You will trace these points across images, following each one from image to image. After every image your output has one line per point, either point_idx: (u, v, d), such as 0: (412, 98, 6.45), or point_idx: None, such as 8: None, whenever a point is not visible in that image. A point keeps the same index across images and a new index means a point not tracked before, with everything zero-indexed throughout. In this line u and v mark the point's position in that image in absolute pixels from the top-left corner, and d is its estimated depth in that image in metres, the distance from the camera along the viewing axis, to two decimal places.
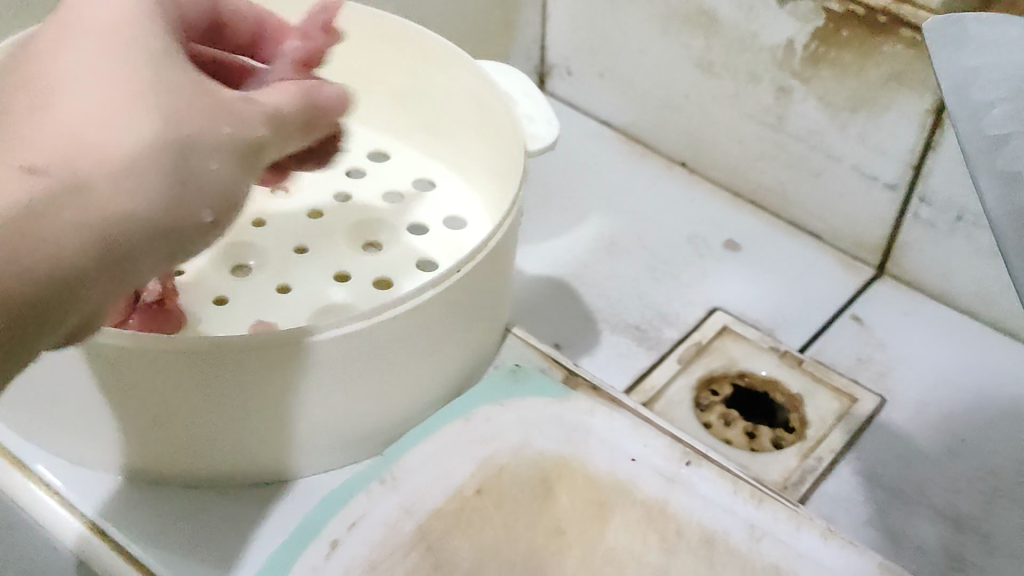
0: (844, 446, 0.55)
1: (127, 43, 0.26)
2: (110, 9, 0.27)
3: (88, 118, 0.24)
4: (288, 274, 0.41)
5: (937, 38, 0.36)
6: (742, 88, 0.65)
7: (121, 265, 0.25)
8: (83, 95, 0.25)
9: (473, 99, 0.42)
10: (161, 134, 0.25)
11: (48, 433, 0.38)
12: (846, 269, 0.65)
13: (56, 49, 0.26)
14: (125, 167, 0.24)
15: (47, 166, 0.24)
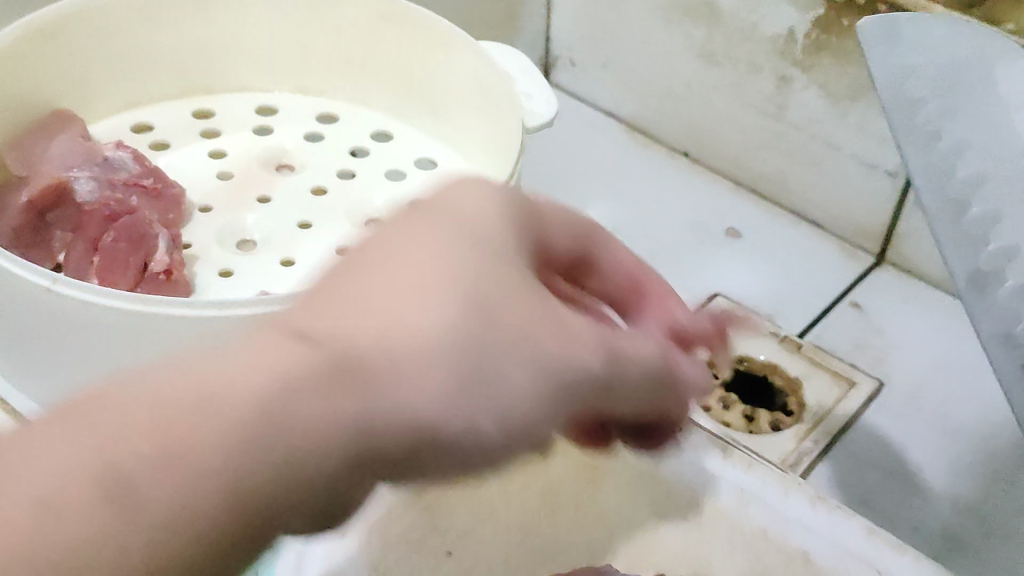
0: (841, 429, 0.56)
1: (460, 252, 0.25)
2: (468, 217, 0.27)
3: (382, 302, 0.24)
4: (291, 248, 0.42)
5: (873, 36, 0.40)
6: (744, 78, 0.66)
7: (366, 468, 0.24)
8: (409, 286, 0.24)
9: (474, 79, 0.43)
10: (455, 332, 0.24)
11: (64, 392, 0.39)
12: (845, 256, 0.66)
13: (397, 246, 0.26)
14: (427, 369, 0.23)
15: (337, 346, 0.23)
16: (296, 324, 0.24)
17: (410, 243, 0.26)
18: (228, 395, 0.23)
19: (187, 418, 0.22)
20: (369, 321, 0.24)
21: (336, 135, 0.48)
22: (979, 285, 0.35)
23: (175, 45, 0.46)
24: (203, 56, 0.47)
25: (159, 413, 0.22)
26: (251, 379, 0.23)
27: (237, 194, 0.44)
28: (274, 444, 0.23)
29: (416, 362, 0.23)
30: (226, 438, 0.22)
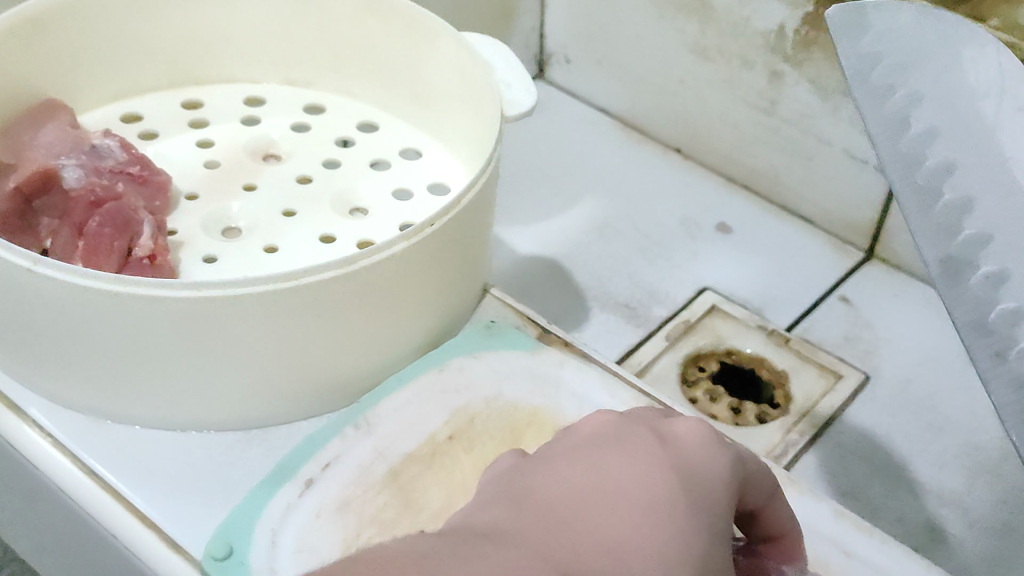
0: (827, 421, 0.56)
1: (697, 496, 0.29)
2: (705, 469, 0.30)
3: (620, 521, 0.27)
4: (275, 235, 0.42)
5: (840, 27, 0.37)
6: (735, 73, 0.66)
7: None
8: (652, 537, 0.27)
9: (457, 69, 0.44)
10: None
11: (41, 374, 0.38)
12: (836, 252, 0.66)
13: (628, 467, 0.29)
14: None
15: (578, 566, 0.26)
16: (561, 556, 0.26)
17: (619, 473, 0.29)
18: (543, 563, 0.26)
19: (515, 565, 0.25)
20: (590, 552, 0.26)
21: (323, 126, 0.48)
22: (953, 271, 0.35)
23: (164, 36, 0.47)
24: (192, 47, 0.48)
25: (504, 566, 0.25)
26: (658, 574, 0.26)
27: (224, 183, 0.45)
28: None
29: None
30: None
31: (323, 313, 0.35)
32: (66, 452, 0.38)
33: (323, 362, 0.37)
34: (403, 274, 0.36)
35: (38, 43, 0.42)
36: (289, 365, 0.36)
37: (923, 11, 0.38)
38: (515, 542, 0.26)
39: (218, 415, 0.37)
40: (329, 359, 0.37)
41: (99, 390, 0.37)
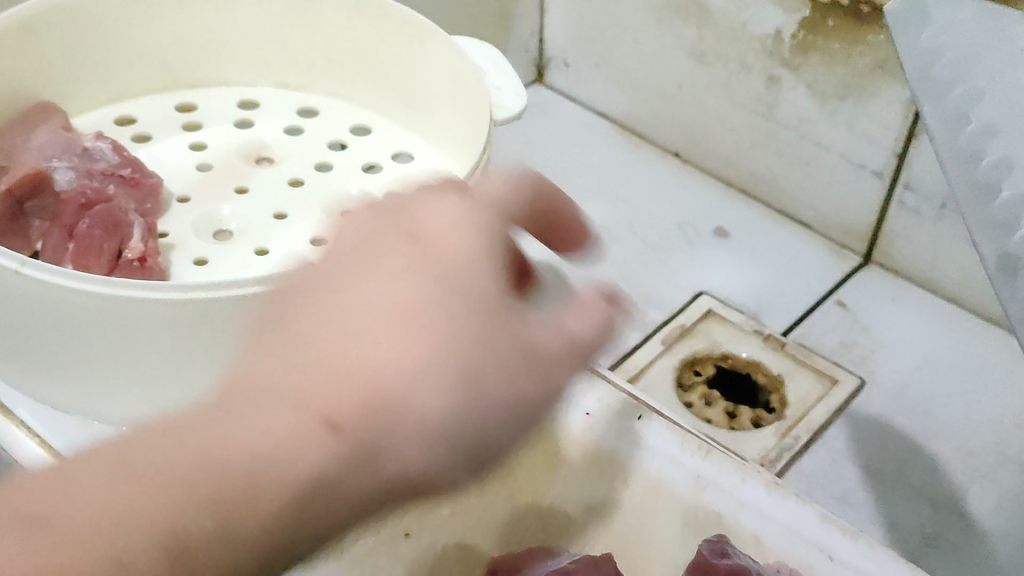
0: (822, 425, 0.56)
1: (419, 289, 0.31)
2: (440, 249, 0.31)
3: (380, 371, 0.30)
4: (266, 238, 0.42)
5: (903, 19, 0.39)
6: (733, 78, 0.66)
7: (371, 486, 0.31)
8: (388, 344, 0.30)
9: (448, 72, 0.44)
10: (455, 406, 0.30)
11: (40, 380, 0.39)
12: (833, 256, 0.66)
13: (371, 273, 0.31)
14: (433, 384, 0.30)
15: (354, 437, 0.30)
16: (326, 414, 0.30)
17: (376, 280, 0.31)
18: (304, 455, 0.30)
19: (258, 458, 0.29)
20: (355, 392, 0.30)
21: (316, 128, 0.48)
22: (1008, 265, 0.32)
23: (157, 40, 0.47)
24: (186, 50, 0.48)
25: (251, 473, 0.29)
26: (429, 396, 0.30)
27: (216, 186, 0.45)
28: (362, 455, 0.30)
29: (414, 421, 0.30)
30: (299, 460, 0.30)
31: None
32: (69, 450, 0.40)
33: None
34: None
35: (30, 46, 0.43)
36: None
37: (984, 20, 0.39)
38: (254, 389, 0.30)
39: (221, 403, 0.39)
40: None
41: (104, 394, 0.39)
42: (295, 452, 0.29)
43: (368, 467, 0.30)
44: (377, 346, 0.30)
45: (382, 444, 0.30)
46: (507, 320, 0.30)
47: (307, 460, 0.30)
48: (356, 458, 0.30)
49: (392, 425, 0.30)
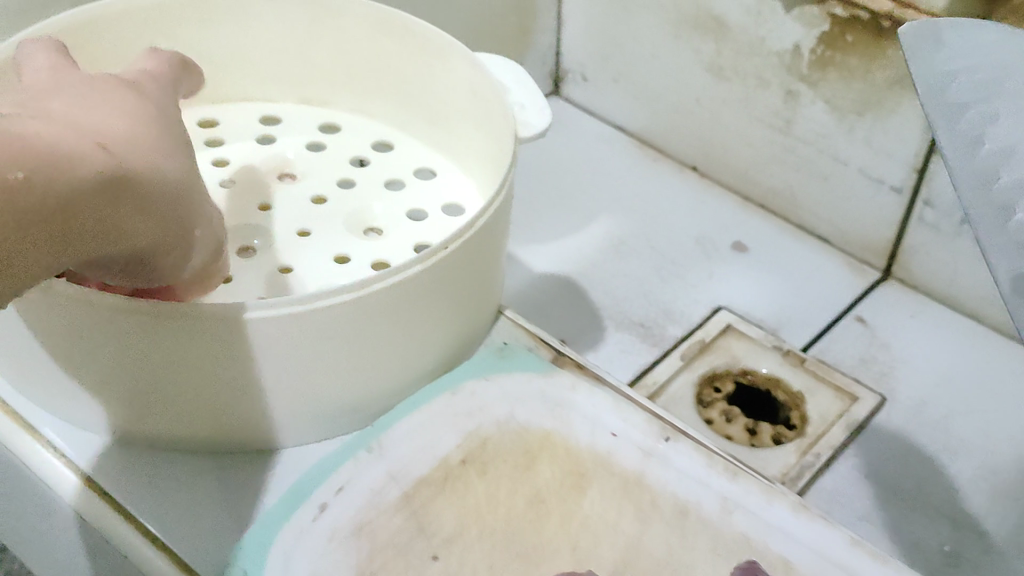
0: (844, 442, 0.55)
1: (123, 96, 0.31)
2: (120, 90, 0.31)
3: (120, 124, 0.28)
4: (291, 256, 0.42)
5: (915, 38, 0.35)
6: (752, 93, 0.66)
7: (105, 225, 0.27)
8: (114, 121, 0.29)
9: (470, 89, 0.44)
10: (191, 173, 0.31)
11: (56, 396, 0.38)
12: (853, 271, 0.65)
13: (66, 95, 0.29)
14: (161, 155, 0.29)
15: (140, 151, 0.28)
16: (116, 132, 0.28)
17: (81, 100, 0.28)
18: (81, 148, 0.26)
19: (30, 186, 0.24)
20: (88, 128, 0.27)
21: (338, 144, 0.48)
22: None
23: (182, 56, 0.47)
24: (209, 66, 0.48)
25: (32, 164, 0.24)
26: (186, 186, 0.30)
27: (239, 200, 0.45)
28: (94, 221, 0.26)
29: (177, 198, 0.29)
30: (101, 176, 0.26)
31: (333, 335, 0.34)
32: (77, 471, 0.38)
33: (341, 380, 0.36)
34: (364, 313, 0.34)
35: None
36: (303, 387, 0.36)
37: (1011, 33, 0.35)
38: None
39: (225, 430, 0.37)
40: (347, 378, 0.36)
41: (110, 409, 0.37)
42: (87, 146, 0.26)
43: (97, 233, 0.26)
44: (85, 112, 0.28)
45: (132, 207, 0.27)
46: (165, 126, 0.31)
47: (75, 146, 0.26)
48: (114, 188, 0.26)
49: (145, 188, 0.28)
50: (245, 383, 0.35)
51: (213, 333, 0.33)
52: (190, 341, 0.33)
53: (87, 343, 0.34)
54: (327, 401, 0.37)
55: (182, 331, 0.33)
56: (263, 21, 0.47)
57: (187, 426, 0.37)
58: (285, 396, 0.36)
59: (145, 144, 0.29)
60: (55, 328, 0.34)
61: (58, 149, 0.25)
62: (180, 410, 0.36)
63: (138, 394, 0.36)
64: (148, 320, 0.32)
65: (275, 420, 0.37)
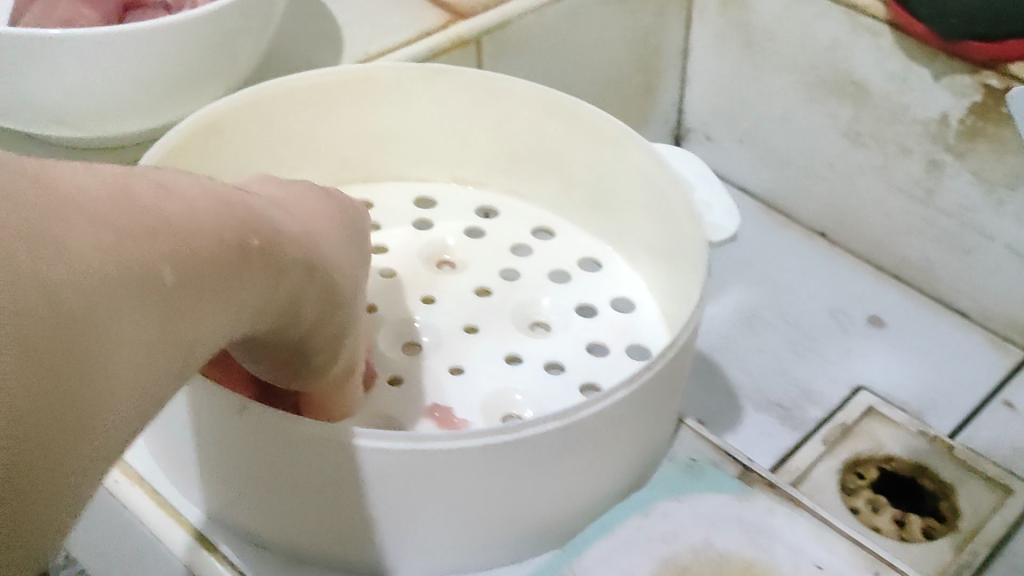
0: (1002, 540, 0.51)
1: (331, 202, 0.32)
2: (325, 199, 0.32)
3: (312, 221, 0.30)
4: (461, 355, 0.41)
5: None
6: (890, 161, 0.63)
7: (284, 310, 0.27)
8: (318, 222, 0.30)
9: (645, 182, 0.42)
10: (358, 291, 0.32)
11: (233, 513, 0.36)
12: (996, 350, 0.62)
13: (283, 193, 0.30)
14: (347, 263, 0.31)
15: (323, 244, 0.29)
16: (310, 229, 0.29)
17: (287, 196, 0.30)
18: (288, 235, 0.27)
19: (259, 243, 0.25)
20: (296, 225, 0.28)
21: (498, 232, 0.47)
22: None
23: (338, 135, 0.46)
24: (364, 145, 0.47)
25: (253, 230, 0.25)
26: (353, 293, 0.31)
27: (403, 293, 0.43)
28: (286, 298, 0.27)
29: (346, 300, 0.31)
30: (295, 256, 0.27)
31: (531, 465, 0.32)
32: None
33: (529, 512, 0.34)
34: (544, 454, 0.32)
35: (217, 146, 0.41)
36: (490, 518, 0.34)
37: None
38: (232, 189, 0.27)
39: (400, 557, 0.35)
40: (536, 510, 0.34)
41: (270, 528, 0.35)
42: (291, 229, 0.27)
43: (288, 310, 0.27)
44: (289, 205, 0.30)
45: (312, 296, 0.28)
46: (353, 239, 0.33)
47: (282, 225, 0.27)
48: (305, 273, 0.28)
49: (328, 287, 0.29)
50: (398, 514, 0.33)
51: (334, 460, 0.31)
52: (309, 461, 0.31)
53: (215, 444, 0.33)
54: (513, 534, 0.35)
55: (320, 456, 0.31)
56: (420, 100, 0.45)
57: (341, 549, 0.35)
58: (463, 527, 0.34)
59: (329, 243, 0.30)
60: (188, 422, 0.33)
61: (273, 224, 0.27)
62: (327, 533, 0.34)
63: (266, 506, 0.34)
64: (274, 434, 0.31)
65: (433, 551, 0.35)
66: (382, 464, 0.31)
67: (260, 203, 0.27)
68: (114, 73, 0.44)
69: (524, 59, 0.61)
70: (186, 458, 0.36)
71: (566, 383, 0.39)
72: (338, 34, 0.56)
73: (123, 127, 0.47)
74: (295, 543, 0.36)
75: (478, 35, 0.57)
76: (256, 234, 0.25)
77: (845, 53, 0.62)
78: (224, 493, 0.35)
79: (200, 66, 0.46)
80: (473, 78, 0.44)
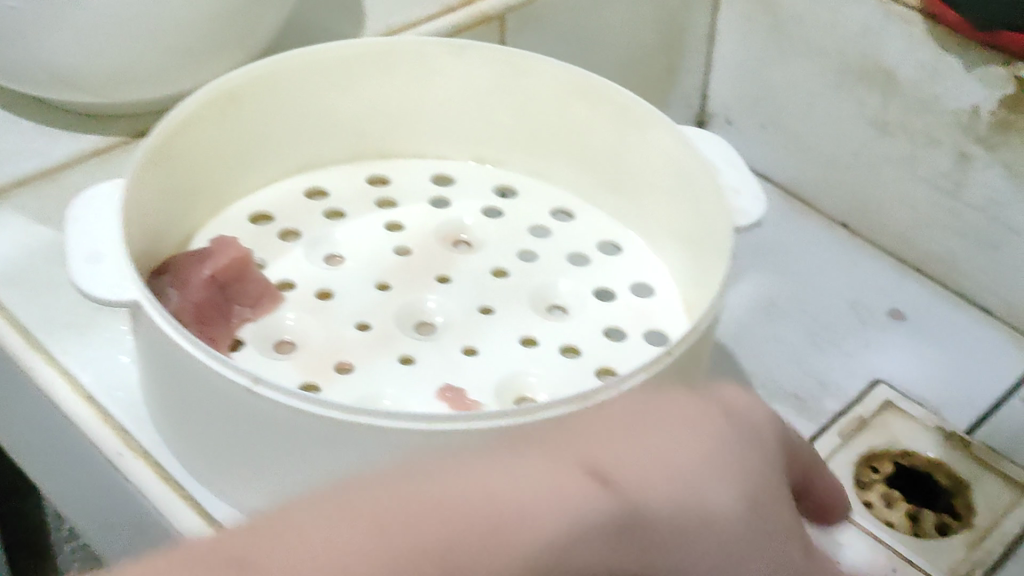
0: (1017, 538, 0.51)
1: (717, 421, 0.29)
2: (716, 434, 0.29)
3: (673, 456, 0.27)
4: (475, 336, 0.40)
5: None
6: (917, 152, 0.62)
7: None
8: (661, 445, 0.27)
9: (671, 165, 0.41)
10: (738, 508, 0.28)
11: (215, 480, 0.35)
12: (1018, 347, 0.61)
13: (657, 416, 0.28)
14: (690, 509, 0.27)
15: (621, 490, 0.25)
16: (595, 465, 0.25)
17: (667, 436, 0.28)
18: (581, 507, 0.24)
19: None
20: (618, 475, 0.25)
21: (516, 212, 0.46)
22: None
23: (355, 110, 0.45)
24: (381, 120, 0.46)
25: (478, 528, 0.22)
26: (699, 507, 0.27)
27: (418, 273, 0.42)
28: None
29: (680, 543, 0.26)
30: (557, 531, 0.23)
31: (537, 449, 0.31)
32: None
33: None
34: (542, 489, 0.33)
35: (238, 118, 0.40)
36: None
37: None
38: (532, 444, 0.26)
39: None
40: None
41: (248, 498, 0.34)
42: (552, 508, 0.23)
43: None
44: (638, 453, 0.27)
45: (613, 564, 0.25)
46: (739, 449, 0.29)
47: (581, 501, 0.24)
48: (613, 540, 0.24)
49: (638, 524, 0.25)
50: None
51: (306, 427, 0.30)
52: (308, 437, 0.31)
53: (207, 403, 0.32)
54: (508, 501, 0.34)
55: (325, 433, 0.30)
56: (441, 75, 0.44)
57: None
58: None
59: (630, 466, 0.26)
60: (180, 377, 0.33)
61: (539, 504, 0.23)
62: None
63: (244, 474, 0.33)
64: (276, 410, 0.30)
65: None
66: (384, 444, 0.30)
67: (498, 472, 0.24)
68: (123, 39, 0.43)
69: (549, 37, 0.59)
70: (177, 420, 0.35)
71: (583, 367, 0.39)
72: (359, 6, 0.55)
73: (135, 94, 0.46)
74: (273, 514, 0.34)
75: (501, 11, 0.55)
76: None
77: (876, 39, 0.60)
78: (217, 463, 0.34)
79: (218, 37, 0.46)
80: (496, 53, 0.43)
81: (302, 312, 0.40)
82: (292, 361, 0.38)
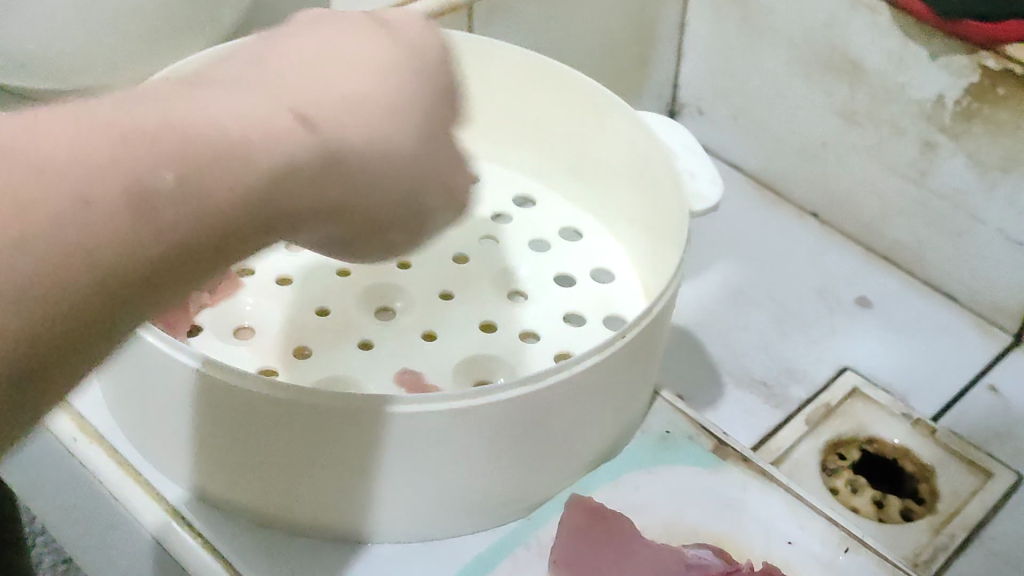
0: (980, 523, 0.51)
1: (396, 51, 0.24)
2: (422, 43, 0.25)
3: (374, 80, 0.23)
4: (434, 322, 0.40)
5: None
6: (884, 141, 0.62)
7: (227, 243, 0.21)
8: (363, 82, 0.23)
9: (628, 149, 0.41)
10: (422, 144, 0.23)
11: (173, 464, 0.35)
12: (982, 335, 0.61)
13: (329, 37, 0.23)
14: (397, 164, 0.23)
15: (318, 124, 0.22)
16: (294, 101, 0.21)
17: (356, 48, 0.23)
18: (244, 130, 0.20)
19: (112, 171, 0.19)
20: (294, 93, 0.22)
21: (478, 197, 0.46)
22: None
23: None
24: None
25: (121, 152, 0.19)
26: (366, 87, 0.22)
27: None
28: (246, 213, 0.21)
29: (364, 180, 0.22)
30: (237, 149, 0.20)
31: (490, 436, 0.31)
32: (193, 532, 0.35)
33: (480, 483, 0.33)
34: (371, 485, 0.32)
35: None
36: (443, 487, 0.32)
37: None
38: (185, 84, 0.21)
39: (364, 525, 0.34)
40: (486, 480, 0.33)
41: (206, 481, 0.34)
42: (239, 120, 0.20)
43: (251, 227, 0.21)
44: (331, 78, 0.22)
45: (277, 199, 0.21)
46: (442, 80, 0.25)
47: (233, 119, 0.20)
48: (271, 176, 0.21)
49: (334, 162, 0.22)
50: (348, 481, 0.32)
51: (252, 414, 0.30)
52: (259, 426, 0.30)
53: (160, 391, 0.32)
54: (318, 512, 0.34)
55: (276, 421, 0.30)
56: None
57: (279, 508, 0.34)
58: (418, 495, 0.33)
59: (325, 95, 0.22)
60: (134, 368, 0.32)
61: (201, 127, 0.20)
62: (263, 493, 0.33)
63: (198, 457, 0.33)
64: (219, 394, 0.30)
65: (380, 519, 0.34)
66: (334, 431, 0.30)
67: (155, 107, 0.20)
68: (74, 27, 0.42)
69: (518, 24, 0.59)
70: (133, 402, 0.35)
71: (541, 351, 0.39)
72: None
73: (98, 79, 0.46)
74: (230, 498, 0.34)
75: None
76: (70, 168, 0.18)
77: (843, 29, 0.61)
78: (177, 451, 0.34)
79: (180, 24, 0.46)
80: None
81: (261, 296, 0.40)
82: (250, 347, 0.38)
